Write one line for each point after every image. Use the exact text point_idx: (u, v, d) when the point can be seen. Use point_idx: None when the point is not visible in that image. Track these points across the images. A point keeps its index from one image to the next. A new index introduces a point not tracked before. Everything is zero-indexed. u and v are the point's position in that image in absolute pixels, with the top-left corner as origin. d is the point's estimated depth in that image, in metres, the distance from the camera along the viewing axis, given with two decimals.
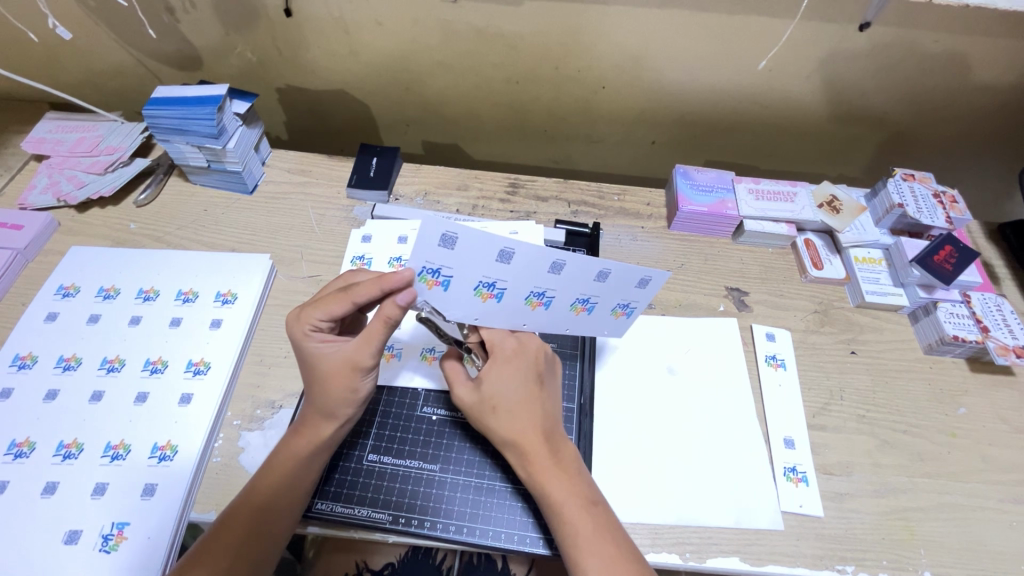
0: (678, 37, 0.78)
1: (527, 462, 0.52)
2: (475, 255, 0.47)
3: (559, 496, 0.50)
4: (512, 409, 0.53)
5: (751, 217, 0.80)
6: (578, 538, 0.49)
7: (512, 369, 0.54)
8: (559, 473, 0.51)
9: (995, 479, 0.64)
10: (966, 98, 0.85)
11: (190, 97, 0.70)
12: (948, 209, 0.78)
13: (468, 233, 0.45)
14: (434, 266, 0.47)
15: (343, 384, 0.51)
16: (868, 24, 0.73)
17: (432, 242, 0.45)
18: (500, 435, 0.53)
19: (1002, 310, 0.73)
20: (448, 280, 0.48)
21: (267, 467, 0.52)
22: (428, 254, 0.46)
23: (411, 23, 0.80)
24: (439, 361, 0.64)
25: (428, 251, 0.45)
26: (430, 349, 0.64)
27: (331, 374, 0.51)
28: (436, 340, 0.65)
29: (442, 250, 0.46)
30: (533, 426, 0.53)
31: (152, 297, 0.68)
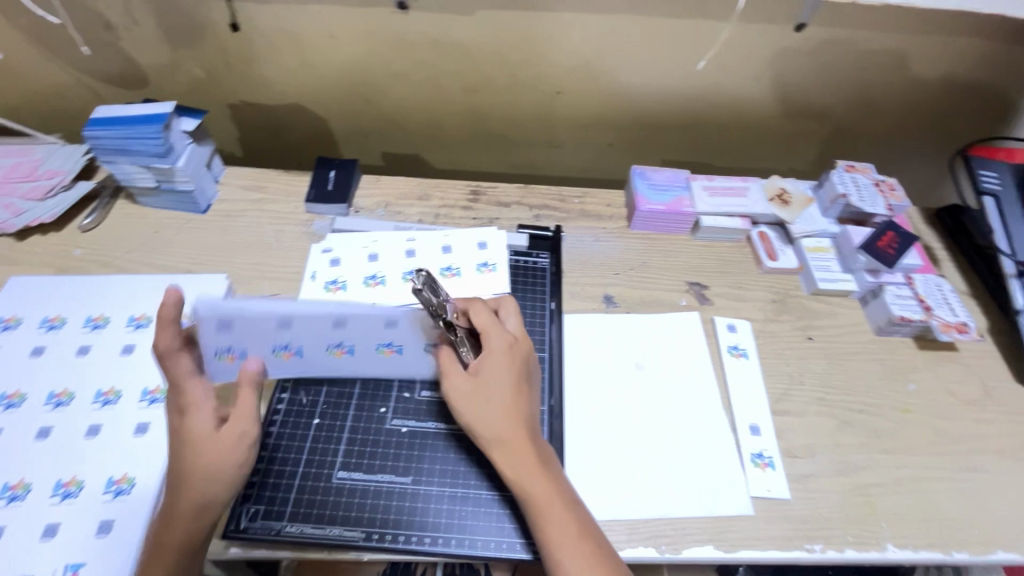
0: (625, 41, 0.81)
1: (508, 461, 0.52)
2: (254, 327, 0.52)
3: (539, 496, 0.50)
4: (493, 403, 0.53)
5: (707, 213, 0.82)
6: (560, 539, 0.49)
7: (497, 360, 0.55)
8: (540, 475, 0.51)
9: (946, 449, 0.67)
10: (895, 91, 0.91)
11: (134, 115, 0.68)
12: (887, 197, 0.83)
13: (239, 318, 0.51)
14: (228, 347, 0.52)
15: (223, 450, 0.48)
16: (804, 24, 0.79)
17: (212, 331, 0.51)
18: (482, 430, 0.53)
19: (942, 290, 0.77)
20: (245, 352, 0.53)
21: (166, 513, 0.48)
22: (216, 342, 0.51)
23: (362, 34, 0.80)
24: (397, 353, 0.57)
25: (215, 339, 0.51)
26: (386, 343, 0.56)
27: (208, 441, 0.48)
28: (394, 337, 0.56)
29: (222, 335, 0.51)
30: (514, 425, 0.53)
31: (101, 325, 0.65)
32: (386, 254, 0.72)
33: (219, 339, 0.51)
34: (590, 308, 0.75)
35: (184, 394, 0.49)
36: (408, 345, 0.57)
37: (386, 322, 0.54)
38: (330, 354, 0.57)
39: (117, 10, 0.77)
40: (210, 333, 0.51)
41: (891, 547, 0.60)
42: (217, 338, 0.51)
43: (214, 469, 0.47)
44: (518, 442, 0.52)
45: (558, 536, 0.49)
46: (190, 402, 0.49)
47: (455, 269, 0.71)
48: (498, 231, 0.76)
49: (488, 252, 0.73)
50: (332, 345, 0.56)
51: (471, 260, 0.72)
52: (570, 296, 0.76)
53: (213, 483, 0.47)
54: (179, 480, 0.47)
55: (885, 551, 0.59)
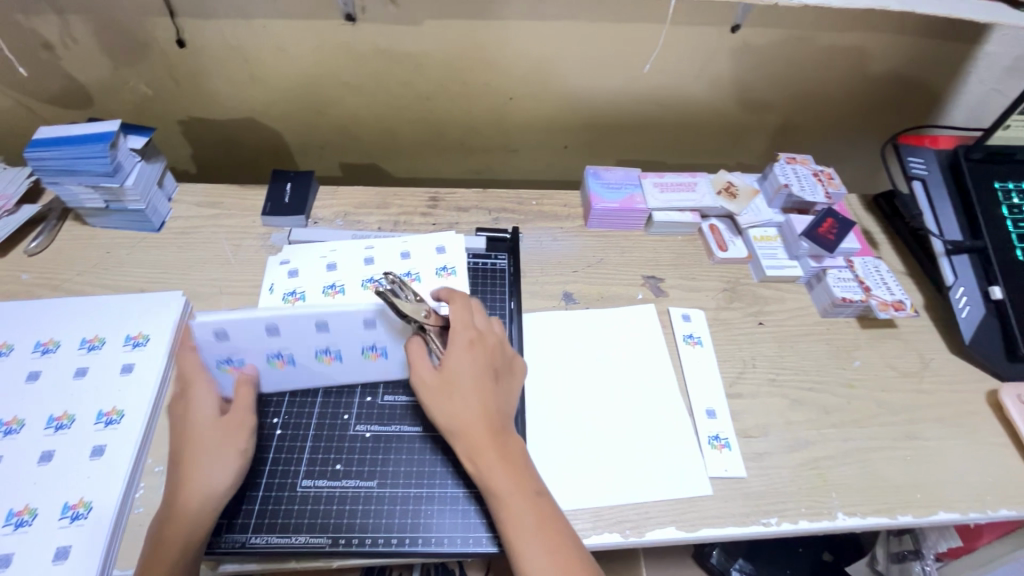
0: (571, 46, 0.83)
1: (476, 452, 0.53)
2: (250, 334, 0.57)
3: (504, 485, 0.52)
4: (463, 394, 0.55)
5: (659, 208, 0.85)
6: (521, 526, 0.50)
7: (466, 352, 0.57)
8: (505, 467, 0.53)
9: (889, 420, 0.71)
10: (828, 85, 0.96)
11: (78, 135, 0.67)
12: (826, 186, 0.88)
13: (232, 323, 0.56)
14: (225, 357, 0.57)
15: (227, 436, 0.53)
16: (738, 26, 0.83)
17: (211, 340, 0.56)
18: (455, 420, 0.54)
19: (880, 271, 0.82)
20: (242, 360, 0.58)
21: (167, 510, 0.50)
22: (215, 350, 0.56)
23: (312, 47, 0.80)
24: (383, 356, 0.61)
25: (213, 348, 0.56)
26: (371, 347, 0.61)
27: (214, 428, 0.53)
28: (376, 337, 0.60)
29: (219, 343, 0.56)
30: (483, 417, 0.54)
31: (52, 349, 0.64)
32: (345, 262, 0.73)
33: (214, 346, 0.56)
34: (550, 306, 0.77)
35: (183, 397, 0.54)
36: (390, 345, 0.61)
37: (366, 320, 0.59)
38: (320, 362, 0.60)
39: (56, 30, 0.76)
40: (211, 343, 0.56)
41: (841, 515, 0.63)
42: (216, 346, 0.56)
43: (221, 451, 0.52)
44: (487, 434, 0.54)
45: (520, 525, 0.50)
46: (190, 400, 0.54)
47: (415, 274, 0.72)
48: (455, 234, 0.77)
49: (447, 256, 0.74)
50: (322, 350, 0.60)
51: (431, 263, 0.73)
52: (530, 296, 0.78)
53: (221, 462, 0.52)
54: (181, 473, 0.50)
55: (836, 519, 0.62)
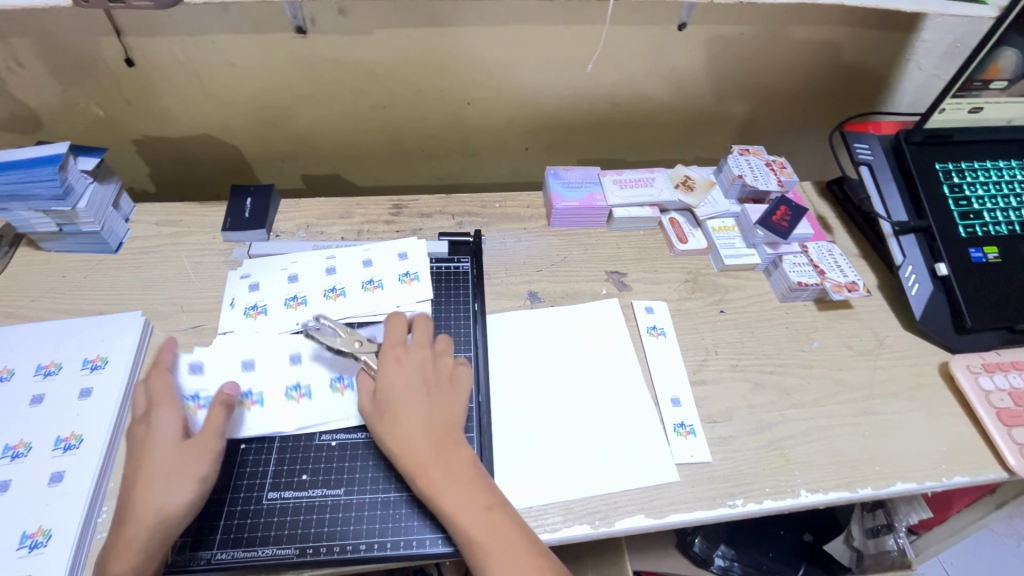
0: (523, 49, 0.85)
1: (421, 475, 0.53)
2: (223, 367, 0.61)
3: (453, 501, 0.52)
4: (401, 418, 0.55)
5: (619, 205, 0.87)
6: (473, 536, 0.51)
7: (398, 376, 0.58)
8: (452, 484, 0.53)
9: (847, 397, 0.73)
10: (776, 76, 0.99)
11: (25, 159, 0.66)
12: (778, 175, 0.90)
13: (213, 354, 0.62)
14: (194, 394, 0.59)
15: (186, 460, 0.51)
16: (684, 24, 0.86)
17: (185, 375, 0.60)
18: (397, 445, 0.54)
19: (833, 254, 0.85)
20: (207, 398, 0.59)
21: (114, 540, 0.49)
22: (187, 386, 0.59)
23: (264, 61, 0.81)
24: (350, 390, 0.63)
25: (185, 383, 0.59)
26: (338, 378, 0.63)
27: (172, 452, 0.52)
28: (343, 366, 0.63)
29: (192, 378, 0.60)
30: (423, 438, 0.54)
31: (6, 378, 0.62)
32: (305, 273, 0.73)
33: (188, 382, 0.60)
34: (515, 305, 0.78)
35: (149, 416, 0.54)
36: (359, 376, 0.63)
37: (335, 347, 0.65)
38: (290, 400, 0.61)
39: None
40: (185, 376, 0.60)
41: (805, 492, 0.65)
42: (189, 381, 0.60)
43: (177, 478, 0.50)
44: (428, 456, 0.54)
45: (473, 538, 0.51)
46: (154, 421, 0.53)
47: (377, 282, 0.72)
48: (416, 239, 0.77)
49: (409, 262, 0.75)
50: (290, 389, 0.62)
51: (393, 271, 0.74)
52: (495, 297, 0.79)
53: (176, 489, 0.50)
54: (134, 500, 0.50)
55: (799, 496, 0.64)
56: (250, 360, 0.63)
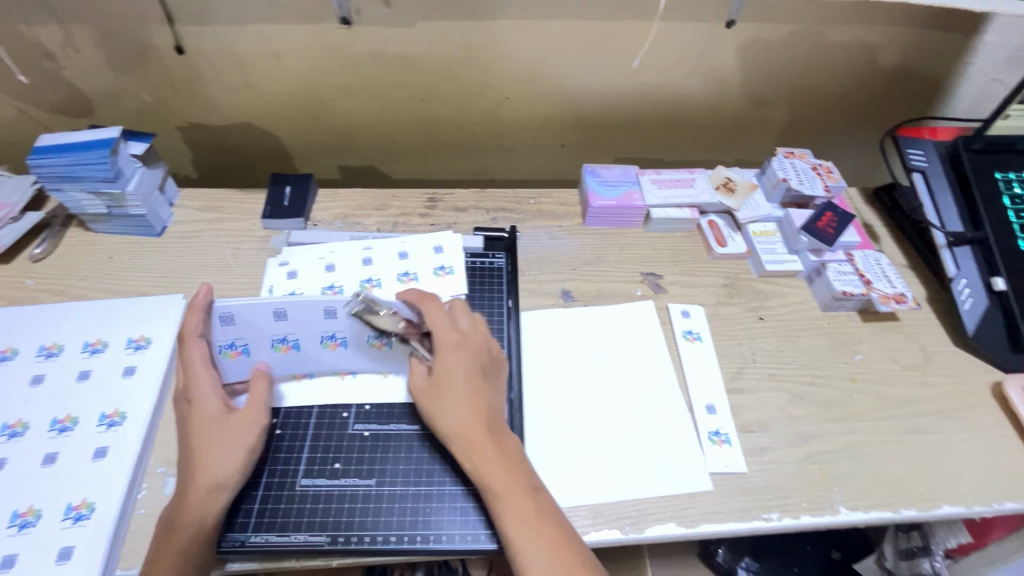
0: (565, 45, 0.84)
1: (472, 453, 0.53)
2: (254, 318, 0.60)
3: (501, 482, 0.52)
4: (456, 394, 0.55)
5: (657, 205, 0.85)
6: (518, 522, 0.50)
7: (459, 362, 0.56)
8: (502, 468, 0.52)
9: (891, 414, 0.70)
10: (826, 78, 0.96)
11: (79, 142, 0.68)
12: (825, 180, 0.87)
13: (237, 307, 0.59)
14: (228, 342, 0.60)
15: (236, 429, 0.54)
16: (733, 21, 0.83)
17: (216, 325, 0.60)
18: (452, 420, 0.54)
19: (880, 264, 0.81)
20: (242, 347, 0.61)
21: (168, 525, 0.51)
22: (218, 336, 0.60)
23: (307, 51, 0.81)
24: (386, 346, 0.62)
25: (216, 333, 0.60)
26: (374, 336, 0.62)
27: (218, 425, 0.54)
28: (378, 327, 0.61)
29: (223, 329, 0.60)
30: (478, 417, 0.54)
31: (55, 353, 0.64)
32: (342, 263, 0.73)
33: (221, 331, 0.60)
34: (548, 303, 0.77)
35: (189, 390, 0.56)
36: (395, 337, 0.61)
37: (371, 308, 0.60)
38: (324, 347, 0.62)
39: (57, 40, 0.77)
40: (215, 325, 0.59)
41: (844, 510, 0.62)
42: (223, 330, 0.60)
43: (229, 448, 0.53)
44: (482, 434, 0.54)
45: (517, 521, 0.50)
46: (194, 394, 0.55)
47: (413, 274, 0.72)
48: (451, 233, 0.77)
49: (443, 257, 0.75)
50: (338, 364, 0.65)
51: (428, 264, 0.74)
52: (528, 294, 0.78)
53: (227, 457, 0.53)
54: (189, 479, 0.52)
55: (838, 514, 0.62)
56: (281, 308, 0.60)
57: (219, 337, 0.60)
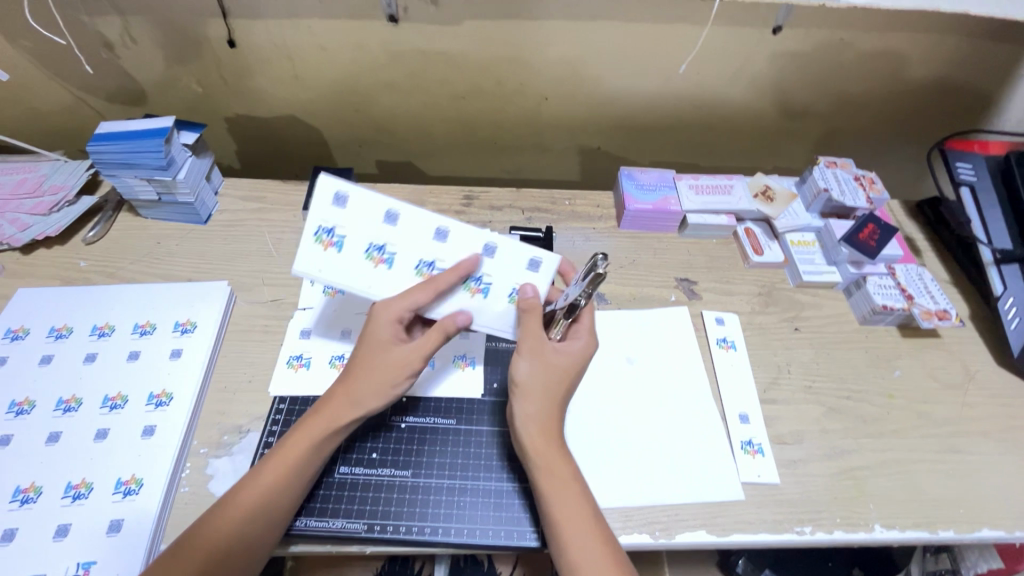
0: (610, 47, 0.84)
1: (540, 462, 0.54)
2: (368, 219, 0.58)
3: (556, 484, 0.53)
4: (545, 390, 0.56)
5: (693, 211, 0.84)
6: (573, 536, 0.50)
7: (567, 364, 0.57)
8: (566, 481, 0.53)
9: (930, 432, 0.69)
10: (872, 87, 0.94)
11: (136, 130, 0.70)
12: (867, 191, 0.86)
13: (356, 192, 0.58)
14: (322, 225, 0.57)
15: (388, 375, 0.54)
16: (779, 27, 0.82)
17: (326, 200, 0.57)
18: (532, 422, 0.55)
19: (923, 279, 0.80)
20: (331, 235, 0.57)
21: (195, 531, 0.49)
22: (323, 214, 0.57)
23: (354, 47, 0.83)
24: (481, 293, 0.58)
25: (326, 211, 0.57)
26: (476, 279, 0.58)
27: (387, 371, 0.54)
28: (484, 268, 0.58)
29: (327, 207, 0.57)
30: (555, 421, 0.56)
31: (107, 333, 0.67)
32: None
33: (340, 215, 0.58)
34: None
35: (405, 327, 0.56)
36: (495, 284, 0.58)
37: (486, 247, 0.58)
38: None
39: (116, 30, 0.80)
40: (330, 202, 0.57)
41: (879, 528, 0.61)
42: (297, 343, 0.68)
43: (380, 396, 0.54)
44: (552, 438, 0.55)
45: (574, 528, 0.51)
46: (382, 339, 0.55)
47: None
48: None
49: None
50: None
51: None
52: None
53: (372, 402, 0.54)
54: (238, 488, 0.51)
55: (873, 531, 0.61)
56: (395, 214, 0.58)
57: (326, 218, 0.57)
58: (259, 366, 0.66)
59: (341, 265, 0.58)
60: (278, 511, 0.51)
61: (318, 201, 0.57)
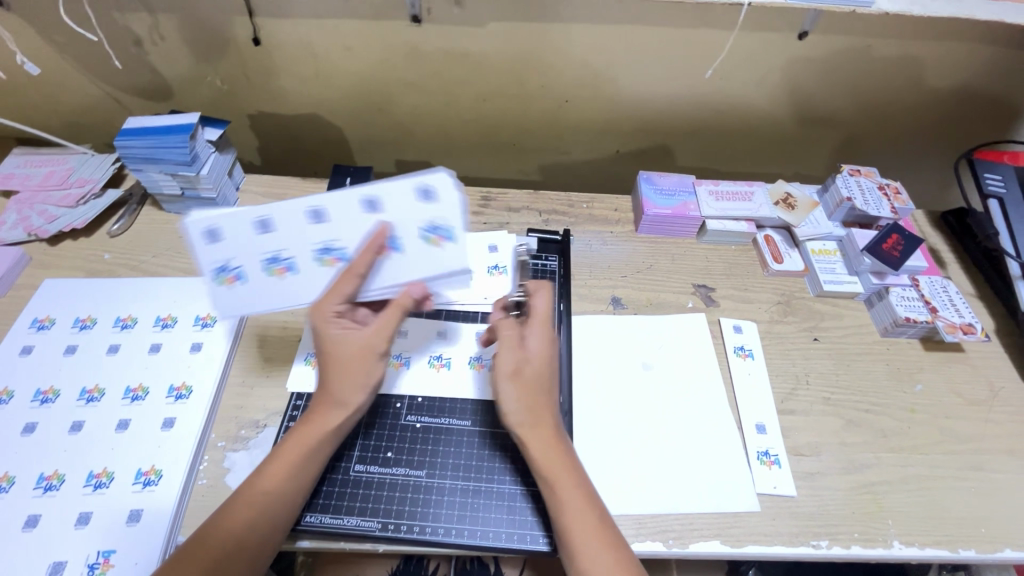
0: (633, 50, 0.83)
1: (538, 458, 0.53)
2: (293, 226, 0.55)
3: (562, 486, 0.52)
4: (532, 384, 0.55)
5: (713, 217, 0.84)
6: (581, 534, 0.50)
7: (544, 359, 0.56)
8: (568, 479, 0.53)
9: (952, 448, 0.68)
10: (899, 95, 0.92)
11: (163, 126, 0.72)
12: (892, 201, 0.84)
13: (220, 221, 0.53)
14: (222, 264, 0.55)
15: (357, 368, 0.53)
16: (806, 32, 0.80)
17: (201, 242, 0.54)
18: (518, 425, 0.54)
19: (948, 292, 0.78)
20: (241, 271, 0.56)
21: (208, 528, 0.49)
22: (210, 256, 0.54)
23: (377, 47, 0.83)
24: (448, 241, 0.55)
25: (208, 253, 0.54)
26: (431, 230, 0.55)
27: (345, 366, 0.53)
28: (434, 215, 0.55)
29: (211, 248, 0.54)
30: (545, 420, 0.55)
31: (130, 325, 0.68)
32: None
33: (250, 242, 0.54)
34: (598, 309, 0.77)
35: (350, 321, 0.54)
36: (456, 225, 0.55)
37: (422, 190, 0.54)
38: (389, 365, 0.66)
39: (145, 27, 0.81)
40: (201, 243, 0.53)
41: (898, 544, 0.60)
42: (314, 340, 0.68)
43: (356, 389, 0.53)
44: (551, 439, 0.54)
45: (580, 527, 0.50)
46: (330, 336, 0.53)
47: None
48: (505, 234, 0.79)
49: (497, 256, 0.77)
50: (393, 356, 0.66)
51: (483, 262, 0.76)
52: (578, 298, 0.78)
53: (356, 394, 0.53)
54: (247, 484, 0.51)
55: (892, 548, 0.60)
56: (316, 208, 0.54)
57: (235, 254, 0.55)
58: (277, 361, 0.67)
59: (309, 284, 0.57)
60: (282, 514, 0.51)
61: (194, 250, 0.54)
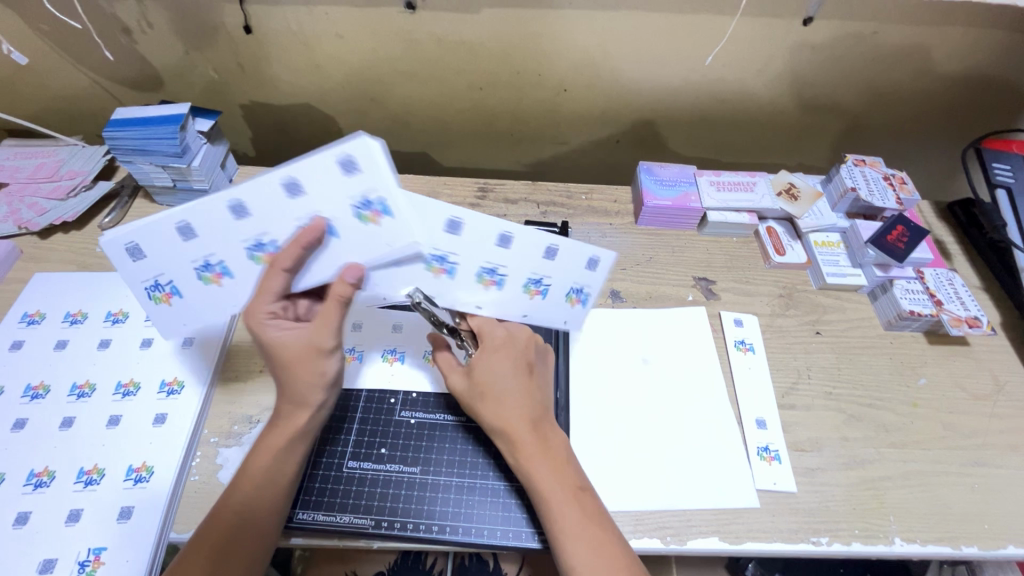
0: (633, 37, 0.81)
1: (518, 450, 0.53)
2: (219, 229, 0.51)
3: (545, 481, 0.51)
4: (512, 376, 0.55)
5: (714, 208, 0.82)
6: (568, 527, 0.49)
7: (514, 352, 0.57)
8: (553, 472, 0.52)
9: (956, 444, 0.66)
10: (906, 84, 0.90)
11: (153, 116, 0.70)
12: (897, 191, 0.82)
13: (141, 235, 0.50)
14: (154, 281, 0.53)
15: (303, 364, 0.51)
16: (811, 18, 0.78)
17: (127, 260, 0.51)
18: (490, 422, 0.54)
19: (953, 284, 0.77)
20: (175, 285, 0.53)
21: (202, 532, 0.49)
22: (141, 272, 0.52)
23: (371, 35, 0.81)
24: (582, 303, 0.61)
25: (137, 271, 0.52)
26: (365, 205, 0.49)
27: (295, 365, 0.51)
28: (584, 281, 0.59)
29: (138, 264, 0.52)
30: (522, 414, 0.53)
31: (121, 320, 0.67)
32: None
33: (173, 252, 0.51)
34: (595, 302, 0.76)
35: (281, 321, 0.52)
36: (594, 293, 0.60)
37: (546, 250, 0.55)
38: (384, 361, 0.65)
39: (133, 16, 0.79)
40: (126, 262, 0.51)
41: (899, 541, 0.59)
42: None
43: (313, 384, 0.51)
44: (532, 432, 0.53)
45: (569, 522, 0.49)
46: (264, 339, 0.51)
47: None
48: None
49: None
50: (387, 352, 0.66)
51: None
52: None
53: (311, 389, 0.51)
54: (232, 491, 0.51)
55: (893, 545, 0.59)
56: (236, 202, 0.49)
57: (163, 268, 0.53)
58: None
59: (246, 285, 0.54)
60: (269, 512, 0.50)
61: (119, 268, 0.51)
